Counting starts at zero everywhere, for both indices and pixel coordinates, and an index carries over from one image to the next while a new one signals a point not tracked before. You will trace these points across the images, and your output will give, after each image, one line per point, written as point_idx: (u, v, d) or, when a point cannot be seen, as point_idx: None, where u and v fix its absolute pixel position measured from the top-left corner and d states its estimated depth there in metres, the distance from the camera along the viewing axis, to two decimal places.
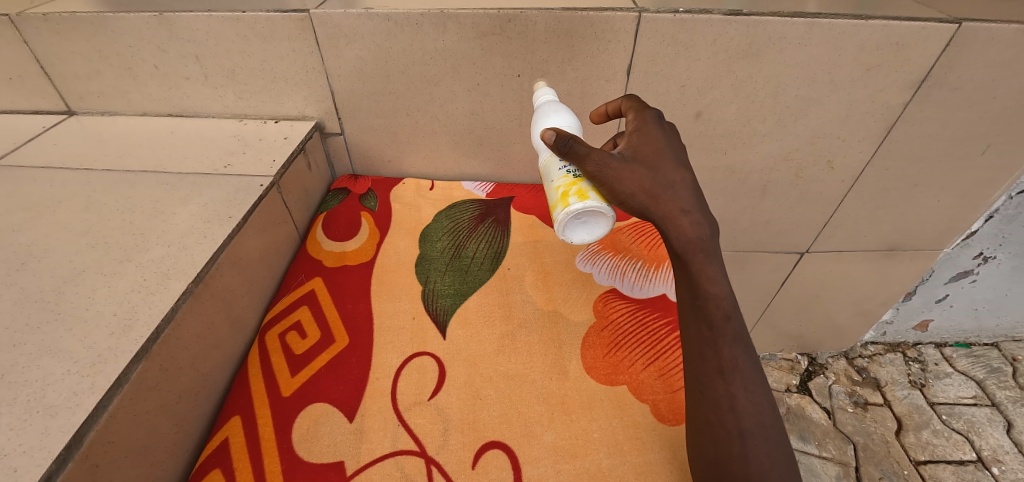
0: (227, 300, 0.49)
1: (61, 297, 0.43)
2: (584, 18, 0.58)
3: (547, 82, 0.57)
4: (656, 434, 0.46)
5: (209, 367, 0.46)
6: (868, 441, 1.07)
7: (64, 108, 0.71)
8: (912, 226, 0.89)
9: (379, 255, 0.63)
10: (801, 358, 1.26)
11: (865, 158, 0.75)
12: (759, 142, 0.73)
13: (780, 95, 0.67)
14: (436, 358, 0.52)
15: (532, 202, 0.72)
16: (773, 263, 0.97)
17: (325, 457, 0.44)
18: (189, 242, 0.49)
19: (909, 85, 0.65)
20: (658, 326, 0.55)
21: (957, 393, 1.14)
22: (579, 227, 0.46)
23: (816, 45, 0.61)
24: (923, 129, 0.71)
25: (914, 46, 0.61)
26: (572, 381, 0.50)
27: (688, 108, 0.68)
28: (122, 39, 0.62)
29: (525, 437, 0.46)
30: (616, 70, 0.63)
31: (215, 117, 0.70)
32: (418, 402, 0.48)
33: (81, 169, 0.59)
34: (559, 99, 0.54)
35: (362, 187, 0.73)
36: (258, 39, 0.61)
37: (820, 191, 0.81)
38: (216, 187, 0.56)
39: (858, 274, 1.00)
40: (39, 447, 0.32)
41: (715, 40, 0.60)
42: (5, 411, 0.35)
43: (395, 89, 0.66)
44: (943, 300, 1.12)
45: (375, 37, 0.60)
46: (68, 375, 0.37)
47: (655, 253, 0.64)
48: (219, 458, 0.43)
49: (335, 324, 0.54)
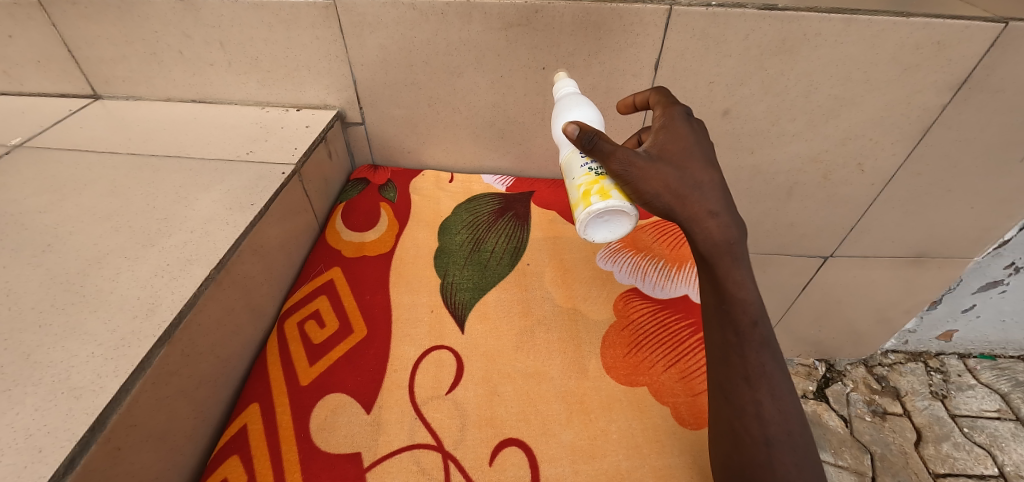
0: (247, 287, 0.49)
1: (85, 279, 0.43)
2: (612, 10, 0.57)
3: (567, 73, 0.56)
4: (676, 438, 0.45)
5: (228, 354, 0.46)
6: (886, 452, 1.04)
7: (90, 93, 0.72)
8: (942, 233, 0.86)
9: (397, 247, 0.62)
10: (818, 364, 1.23)
11: (897, 161, 0.73)
12: (786, 142, 0.71)
13: (811, 94, 0.65)
14: (453, 353, 0.51)
15: (553, 196, 0.71)
16: (794, 266, 0.95)
17: (342, 448, 0.43)
18: (212, 228, 0.49)
19: (947, 87, 0.63)
20: (679, 328, 0.54)
21: (980, 406, 1.11)
22: (599, 226, 0.44)
23: (853, 42, 0.59)
24: (960, 132, 0.69)
25: (956, 46, 0.59)
26: (591, 380, 0.50)
27: (715, 105, 0.66)
28: (148, 24, 0.63)
29: (543, 436, 0.45)
30: (642, 64, 0.62)
31: (237, 103, 0.70)
32: (435, 396, 0.48)
33: (106, 153, 0.59)
34: (579, 92, 0.53)
35: (381, 177, 0.73)
36: (282, 26, 0.61)
37: (848, 194, 0.79)
38: (238, 174, 0.56)
39: (883, 281, 0.97)
40: (62, 429, 0.32)
41: (748, 35, 0.59)
42: (30, 391, 0.35)
43: (418, 79, 0.65)
44: (969, 310, 1.09)
45: (399, 26, 0.60)
46: (92, 357, 0.37)
47: (677, 253, 0.63)
48: (237, 445, 0.43)
49: (353, 315, 0.54)
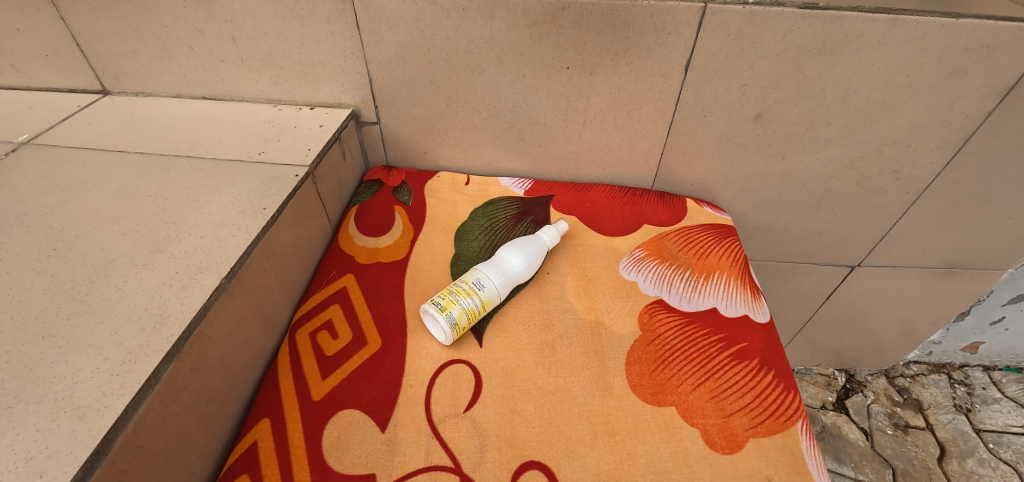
0: (259, 295, 0.47)
1: (92, 287, 0.41)
2: (644, 7, 0.54)
3: (566, 223, 0.61)
4: (707, 464, 0.43)
5: (240, 366, 0.44)
6: (909, 467, 1.00)
7: (99, 89, 0.70)
8: (977, 244, 0.82)
9: (412, 253, 0.60)
10: (837, 374, 1.20)
11: (935, 169, 0.70)
12: (820, 148, 0.68)
13: (850, 98, 0.61)
14: (472, 367, 0.49)
15: (573, 201, 0.69)
16: (819, 275, 0.92)
17: (356, 468, 0.41)
18: (223, 233, 0.47)
19: (996, 92, 0.59)
20: (708, 344, 0.52)
21: (1006, 421, 1.08)
22: (427, 323, 0.52)
23: (898, 44, 0.55)
24: (1005, 140, 0.65)
25: (1008, 49, 0.55)
26: (617, 399, 0.47)
27: (746, 108, 0.63)
28: (158, 18, 0.60)
29: (566, 459, 0.43)
30: (673, 65, 0.59)
31: (250, 101, 0.68)
32: (453, 414, 0.45)
33: (114, 152, 0.58)
34: (543, 245, 0.59)
35: (396, 179, 0.71)
36: (297, 21, 0.58)
37: (881, 202, 0.76)
38: (251, 176, 0.54)
39: (911, 292, 0.94)
40: (66, 452, 0.31)
41: (786, 36, 0.55)
42: (32, 409, 0.33)
43: (436, 78, 0.62)
44: (998, 323, 1.06)
45: (418, 22, 0.57)
46: (98, 372, 0.35)
47: (704, 263, 0.61)
48: (248, 463, 0.41)
49: (367, 325, 0.52)
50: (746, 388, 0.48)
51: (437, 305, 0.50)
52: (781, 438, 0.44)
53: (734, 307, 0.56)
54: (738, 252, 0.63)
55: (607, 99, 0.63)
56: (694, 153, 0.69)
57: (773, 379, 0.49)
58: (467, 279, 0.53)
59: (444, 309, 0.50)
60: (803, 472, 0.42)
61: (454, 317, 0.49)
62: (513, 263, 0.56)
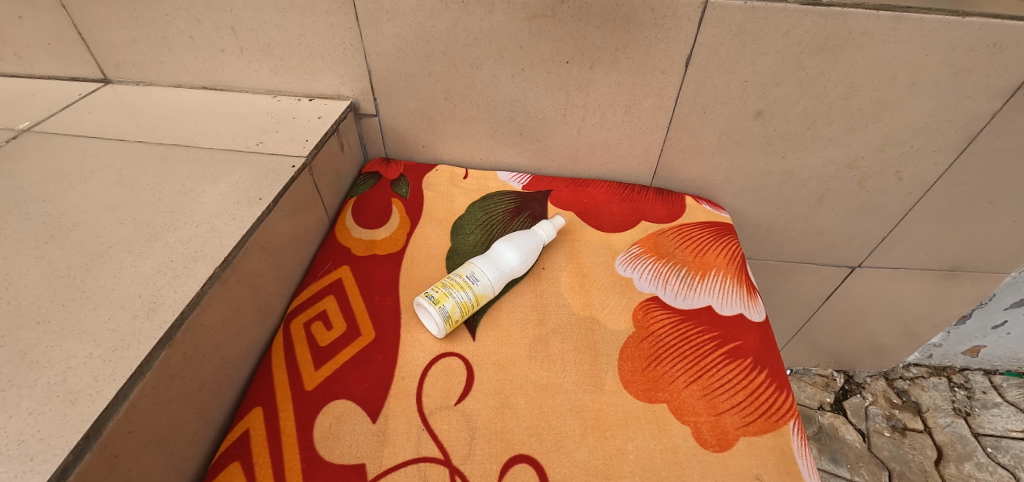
0: (254, 286, 0.47)
1: (86, 274, 0.41)
2: (644, 2, 0.53)
3: (562, 219, 0.61)
4: (697, 462, 0.43)
5: (233, 355, 0.44)
6: (906, 469, 1.00)
7: (100, 77, 0.70)
8: (980, 246, 0.82)
9: (409, 246, 0.60)
10: (836, 375, 1.20)
11: (938, 170, 0.69)
12: (821, 147, 0.67)
13: (852, 97, 0.60)
14: (464, 361, 0.49)
15: (571, 197, 0.69)
16: (819, 275, 0.91)
17: (346, 458, 0.42)
18: (218, 223, 0.47)
19: (1001, 93, 0.58)
20: (702, 342, 0.52)
21: (1005, 425, 1.07)
22: (420, 316, 0.52)
23: (902, 42, 0.54)
24: (1010, 141, 0.64)
25: (1014, 49, 0.54)
26: (608, 395, 0.47)
27: (747, 106, 0.62)
28: (158, 7, 0.60)
29: (556, 453, 0.43)
30: (673, 61, 0.58)
31: (249, 91, 0.68)
32: (443, 407, 0.46)
33: (113, 140, 0.58)
34: (538, 240, 0.59)
35: (394, 172, 0.71)
36: (296, 11, 0.58)
37: (883, 203, 0.75)
38: (248, 166, 0.54)
39: (912, 293, 0.93)
40: (57, 436, 0.31)
41: (788, 32, 0.55)
42: (26, 394, 0.33)
43: (435, 70, 0.62)
44: (1000, 327, 1.05)
45: (418, 14, 0.57)
46: (91, 358, 0.35)
47: (700, 261, 0.61)
48: (239, 451, 0.42)
49: (361, 317, 0.52)
50: (739, 387, 0.48)
51: (429, 297, 0.50)
52: (771, 437, 0.44)
53: (729, 305, 0.56)
54: (735, 251, 0.63)
55: (607, 94, 0.62)
56: (694, 150, 0.69)
57: (766, 378, 0.49)
58: (461, 272, 0.53)
59: (438, 302, 0.50)
60: (793, 472, 0.42)
61: (447, 310, 0.49)
62: (508, 257, 0.56)
